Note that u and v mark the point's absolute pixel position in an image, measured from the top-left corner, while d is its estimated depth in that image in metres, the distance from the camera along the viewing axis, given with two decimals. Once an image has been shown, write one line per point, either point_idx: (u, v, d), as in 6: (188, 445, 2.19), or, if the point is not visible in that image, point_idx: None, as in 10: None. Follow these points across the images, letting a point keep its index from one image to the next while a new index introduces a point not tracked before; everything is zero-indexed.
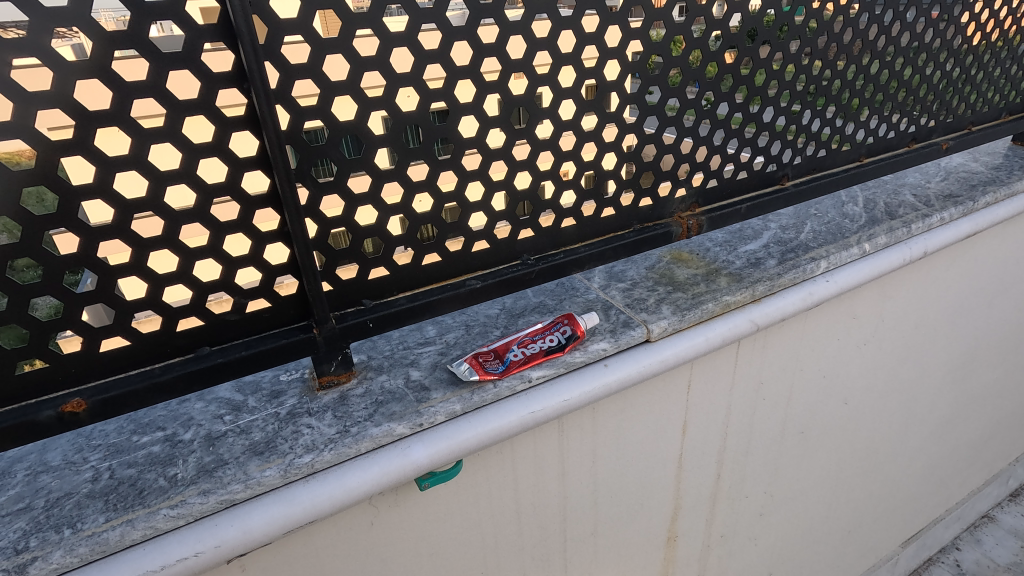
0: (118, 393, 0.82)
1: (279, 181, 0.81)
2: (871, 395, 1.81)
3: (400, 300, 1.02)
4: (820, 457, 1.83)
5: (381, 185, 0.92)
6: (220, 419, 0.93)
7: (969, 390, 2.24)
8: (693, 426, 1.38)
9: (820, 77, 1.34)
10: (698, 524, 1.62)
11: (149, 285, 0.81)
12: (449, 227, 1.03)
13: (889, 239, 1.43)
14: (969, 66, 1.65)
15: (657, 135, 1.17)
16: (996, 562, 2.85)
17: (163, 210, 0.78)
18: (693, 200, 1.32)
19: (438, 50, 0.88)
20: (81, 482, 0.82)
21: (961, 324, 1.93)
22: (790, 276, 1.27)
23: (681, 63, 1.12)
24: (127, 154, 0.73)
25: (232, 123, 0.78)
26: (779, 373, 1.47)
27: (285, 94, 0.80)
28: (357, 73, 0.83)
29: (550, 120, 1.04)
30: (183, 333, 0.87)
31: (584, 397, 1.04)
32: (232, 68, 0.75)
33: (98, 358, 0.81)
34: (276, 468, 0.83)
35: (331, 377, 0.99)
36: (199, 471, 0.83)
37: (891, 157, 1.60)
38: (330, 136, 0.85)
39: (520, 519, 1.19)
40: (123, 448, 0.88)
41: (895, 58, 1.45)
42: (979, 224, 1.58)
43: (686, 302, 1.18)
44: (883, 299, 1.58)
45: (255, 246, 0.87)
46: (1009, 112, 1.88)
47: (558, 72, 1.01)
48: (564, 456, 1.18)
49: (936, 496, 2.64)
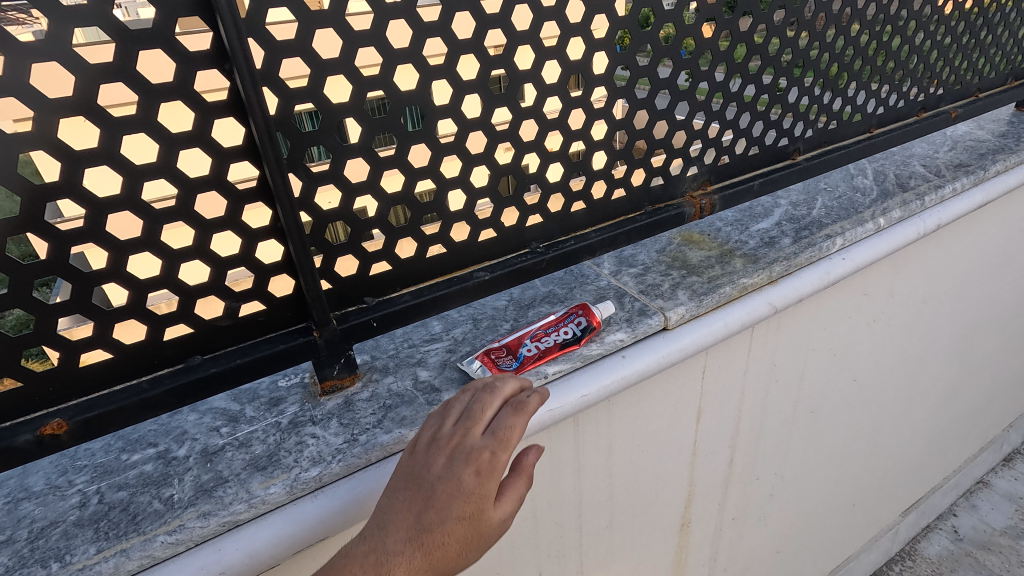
0: (103, 411, 0.75)
1: (269, 172, 0.73)
2: (879, 371, 1.79)
3: (404, 297, 0.96)
4: (829, 434, 1.81)
5: (381, 173, 0.85)
6: (217, 432, 0.86)
7: (970, 359, 2.24)
8: (707, 411, 1.34)
9: (833, 45, 1.28)
10: (711, 509, 1.59)
11: (131, 292, 0.73)
12: (453, 215, 0.96)
13: (904, 213, 1.38)
14: (978, 29, 1.60)
15: (669, 111, 1.10)
16: (992, 527, 2.89)
17: (142, 208, 0.70)
18: (704, 178, 1.26)
19: (438, 24, 0.80)
20: (67, 508, 0.75)
21: (965, 295, 1.91)
22: (806, 255, 1.22)
23: (693, 32, 1.05)
24: (96, 147, 0.64)
25: (214, 110, 0.70)
26: (793, 354, 1.42)
27: (272, 76, 0.72)
28: (351, 50, 0.75)
29: (557, 96, 0.97)
30: (171, 342, 0.79)
31: (602, 390, 0.99)
32: (211, 47, 0.67)
33: (79, 374, 0.74)
34: (281, 484, 0.77)
35: (334, 382, 0.92)
36: (197, 492, 0.76)
37: (901, 127, 1.55)
38: (323, 121, 0.77)
39: (535, 517, 1.14)
40: (112, 468, 0.81)
41: (907, 23, 1.39)
42: (990, 194, 1.55)
43: (703, 286, 1.13)
44: (895, 275, 1.54)
45: (247, 244, 0.79)
46: (1014, 78, 1.84)
47: (566, 44, 0.94)
48: (580, 452, 1.13)
49: (936, 465, 2.66)
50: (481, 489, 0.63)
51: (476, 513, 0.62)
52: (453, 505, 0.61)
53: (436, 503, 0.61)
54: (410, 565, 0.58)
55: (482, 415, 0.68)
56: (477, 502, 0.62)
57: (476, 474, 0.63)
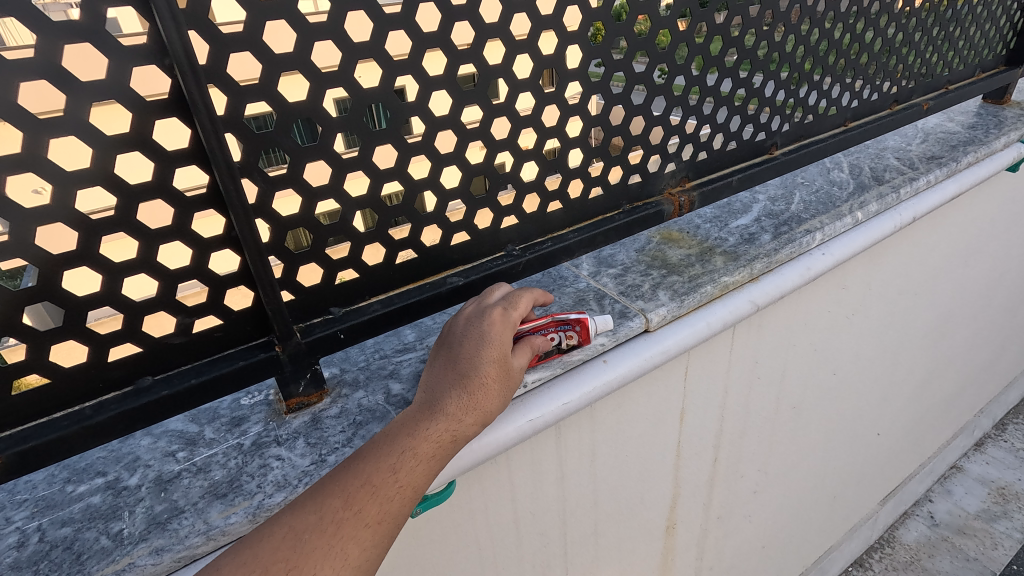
0: (40, 442, 0.68)
1: (220, 177, 0.67)
2: (857, 363, 1.79)
3: (373, 306, 0.90)
4: (811, 428, 1.81)
5: (344, 176, 0.80)
6: (173, 457, 0.80)
7: (943, 349, 2.27)
8: (691, 412, 1.31)
9: (809, 39, 1.26)
10: (696, 509, 1.57)
11: (67, 312, 0.66)
12: (423, 219, 0.91)
13: (881, 206, 1.38)
14: (947, 22, 1.60)
15: (646, 107, 1.07)
16: (967, 511, 2.95)
17: (75, 219, 0.63)
18: (682, 175, 1.23)
19: (401, 16, 0.75)
20: (3, 549, 0.69)
21: (938, 286, 1.93)
22: (787, 251, 1.20)
23: (669, 24, 1.01)
24: (18, 153, 0.57)
25: (155, 110, 0.64)
26: (774, 351, 1.41)
27: (219, 72, 0.66)
28: (306, 44, 0.70)
29: (530, 92, 0.93)
30: (117, 364, 0.73)
31: (584, 397, 0.95)
32: (147, 40, 0.60)
33: (11, 403, 0.67)
34: (242, 513, 0.71)
35: (300, 399, 0.87)
36: (149, 525, 0.70)
37: (875, 120, 1.54)
38: (279, 121, 0.72)
39: (518, 529, 1.10)
40: (55, 502, 0.74)
41: (879, 15, 1.38)
42: (963, 185, 1.56)
43: (684, 286, 1.10)
44: (873, 268, 1.54)
45: (198, 256, 0.73)
46: (982, 70, 1.85)
47: (538, 37, 0.89)
48: (563, 460, 1.09)
49: (912, 453, 2.70)
50: (500, 335, 0.79)
51: (502, 354, 0.77)
52: (483, 347, 0.77)
53: (467, 350, 0.77)
54: (463, 395, 0.72)
55: (487, 297, 0.89)
56: (502, 344, 0.78)
57: (494, 325, 0.80)
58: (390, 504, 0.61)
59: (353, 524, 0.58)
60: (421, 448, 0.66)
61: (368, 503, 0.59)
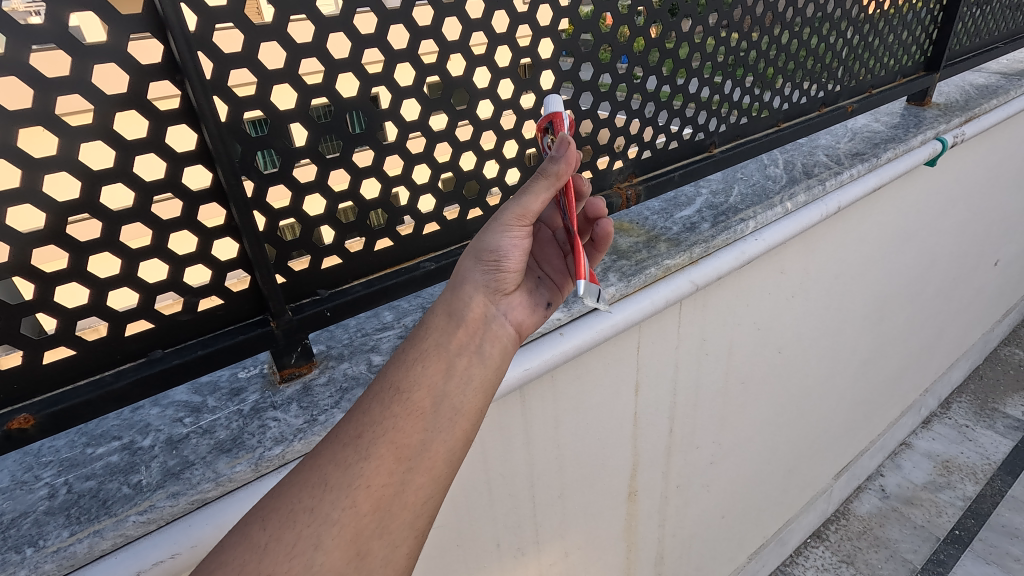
0: (68, 404, 0.79)
1: (223, 174, 0.79)
2: (800, 342, 1.97)
3: (356, 287, 1.03)
4: (760, 403, 1.98)
5: (328, 172, 0.92)
6: (181, 422, 0.91)
7: (882, 331, 2.47)
8: (645, 384, 1.46)
9: (738, 48, 1.44)
10: (655, 477, 1.72)
11: (91, 291, 0.77)
12: (398, 211, 1.04)
13: (808, 197, 1.55)
14: (866, 34, 1.80)
15: (592, 111, 1.22)
16: (914, 483, 3.17)
17: (100, 211, 0.75)
18: (630, 171, 1.38)
19: (375, 35, 0.88)
20: (36, 500, 0.79)
21: (872, 271, 2.12)
22: (723, 238, 1.36)
23: (610, 39, 1.17)
24: (55, 155, 0.69)
25: (167, 118, 0.75)
26: (718, 329, 1.57)
27: (222, 84, 0.78)
28: (295, 61, 0.82)
29: (489, 99, 1.07)
30: (133, 337, 0.84)
31: (543, 364, 1.09)
32: (162, 59, 0.73)
33: (43, 371, 0.78)
34: (246, 463, 0.83)
35: (292, 369, 0.98)
36: (164, 475, 0.81)
37: (805, 121, 1.72)
38: (271, 126, 0.84)
39: (490, 489, 1.23)
40: (78, 461, 0.85)
41: (802, 27, 1.56)
42: (883, 178, 1.75)
43: (631, 268, 1.24)
44: (806, 253, 1.71)
45: (203, 243, 0.85)
46: (904, 75, 2.05)
47: (494, 52, 1.03)
48: (528, 426, 1.23)
49: (862, 430, 2.90)
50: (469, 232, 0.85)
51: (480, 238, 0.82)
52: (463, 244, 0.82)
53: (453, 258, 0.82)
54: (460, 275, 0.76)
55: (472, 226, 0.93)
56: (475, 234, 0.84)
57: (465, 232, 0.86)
58: (396, 415, 0.61)
59: (332, 450, 0.59)
60: (433, 322, 0.71)
61: (344, 424, 0.61)
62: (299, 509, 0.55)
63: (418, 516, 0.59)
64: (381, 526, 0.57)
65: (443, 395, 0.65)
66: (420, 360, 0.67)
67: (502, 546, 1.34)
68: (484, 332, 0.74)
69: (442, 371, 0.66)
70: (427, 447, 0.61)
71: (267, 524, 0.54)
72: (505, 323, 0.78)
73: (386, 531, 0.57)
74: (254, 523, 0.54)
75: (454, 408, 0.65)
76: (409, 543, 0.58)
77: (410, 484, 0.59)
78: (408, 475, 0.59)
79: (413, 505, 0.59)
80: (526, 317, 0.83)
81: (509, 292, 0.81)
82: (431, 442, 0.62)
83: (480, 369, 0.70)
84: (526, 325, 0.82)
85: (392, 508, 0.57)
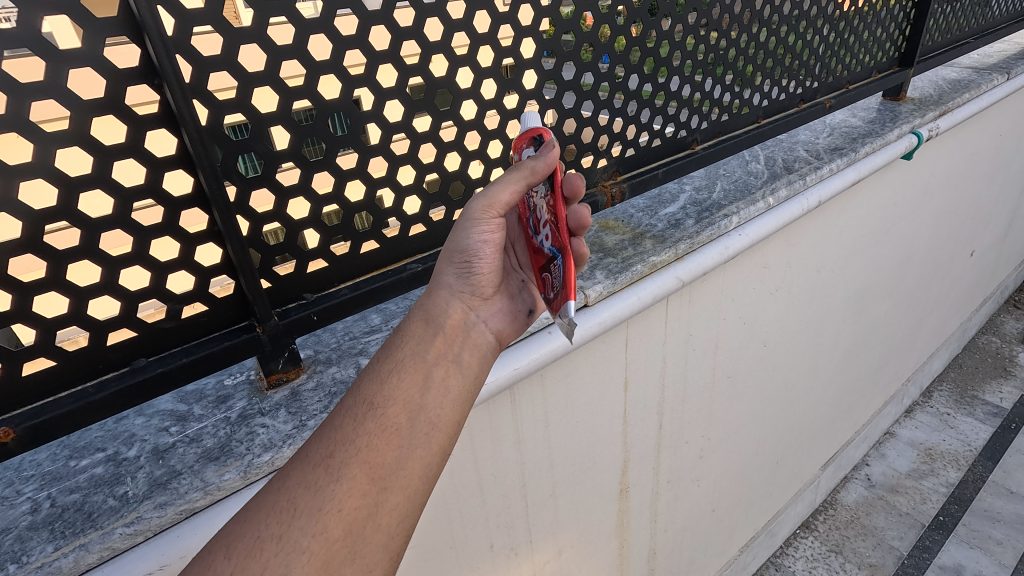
0: (51, 416, 0.77)
1: (205, 179, 0.78)
2: (784, 335, 1.99)
3: (342, 291, 1.02)
4: (747, 396, 2.00)
5: (312, 176, 0.91)
6: (166, 431, 0.90)
7: (864, 322, 2.52)
8: (633, 381, 1.47)
9: (717, 46, 1.45)
10: (646, 473, 1.73)
11: (71, 300, 0.75)
12: (382, 213, 1.03)
13: (790, 192, 1.57)
14: (842, 30, 1.83)
15: (576, 110, 1.22)
16: (899, 471, 3.23)
17: (79, 218, 0.73)
18: (614, 169, 1.39)
19: (356, 36, 0.88)
20: (19, 515, 0.77)
21: (853, 264, 2.15)
22: (707, 234, 1.37)
23: (591, 38, 1.17)
24: (30, 162, 0.67)
25: (146, 122, 0.74)
26: (704, 324, 1.58)
27: (201, 88, 0.77)
28: (275, 63, 0.82)
29: (472, 99, 1.07)
30: (115, 346, 0.82)
31: (532, 363, 1.09)
32: (140, 63, 0.72)
33: (22, 383, 0.76)
34: (235, 470, 0.82)
35: (279, 375, 0.97)
36: (151, 486, 0.80)
37: (783, 117, 1.74)
38: (253, 129, 0.83)
39: (482, 490, 1.23)
40: (61, 474, 0.83)
41: (779, 26, 1.59)
42: (861, 172, 1.78)
43: (617, 266, 1.25)
44: (789, 247, 1.74)
45: (185, 248, 0.84)
46: (879, 71, 2.09)
47: (476, 52, 1.04)
48: (519, 425, 1.23)
49: (846, 420, 2.95)
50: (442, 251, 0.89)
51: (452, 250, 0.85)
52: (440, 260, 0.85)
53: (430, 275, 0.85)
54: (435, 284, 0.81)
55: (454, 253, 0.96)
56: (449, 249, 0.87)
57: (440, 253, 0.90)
58: (370, 433, 0.62)
59: (302, 471, 0.59)
60: (411, 331, 0.73)
61: (313, 446, 0.61)
62: (267, 537, 0.55)
63: (392, 535, 0.59)
64: (353, 551, 0.57)
65: (420, 408, 0.66)
66: (395, 373, 0.67)
67: (495, 547, 1.34)
68: (462, 339, 0.77)
69: (419, 383, 0.67)
70: (403, 465, 0.62)
71: (232, 555, 0.54)
72: (483, 330, 0.81)
73: (358, 555, 0.57)
74: (218, 555, 0.54)
75: (431, 422, 0.66)
76: (383, 564, 0.59)
77: (385, 504, 0.59)
78: (382, 496, 0.59)
79: (387, 525, 0.59)
80: (504, 325, 0.86)
81: (487, 298, 0.85)
82: (405, 461, 0.62)
83: (458, 378, 0.72)
84: (506, 333, 0.86)
85: (364, 532, 0.57)
